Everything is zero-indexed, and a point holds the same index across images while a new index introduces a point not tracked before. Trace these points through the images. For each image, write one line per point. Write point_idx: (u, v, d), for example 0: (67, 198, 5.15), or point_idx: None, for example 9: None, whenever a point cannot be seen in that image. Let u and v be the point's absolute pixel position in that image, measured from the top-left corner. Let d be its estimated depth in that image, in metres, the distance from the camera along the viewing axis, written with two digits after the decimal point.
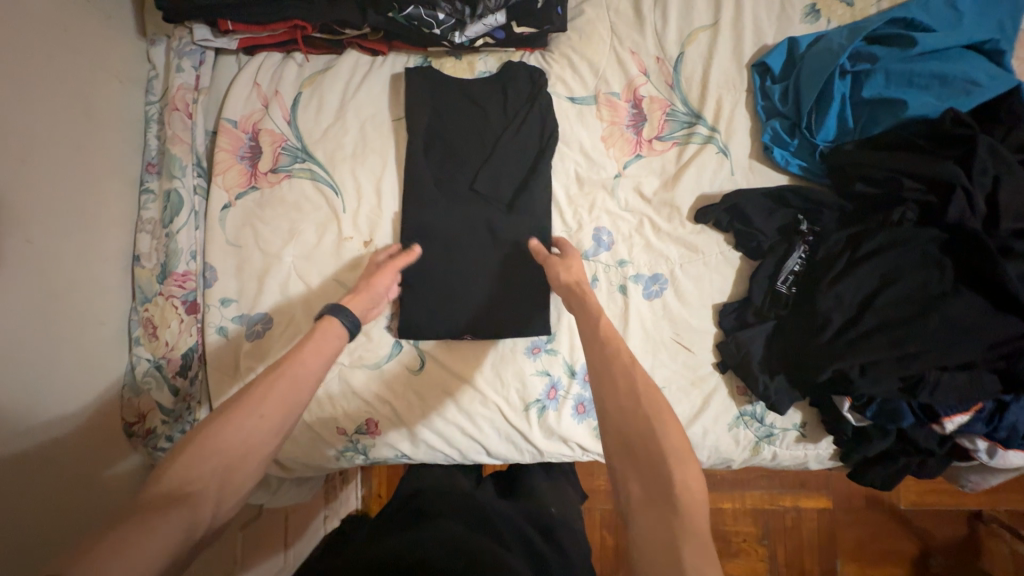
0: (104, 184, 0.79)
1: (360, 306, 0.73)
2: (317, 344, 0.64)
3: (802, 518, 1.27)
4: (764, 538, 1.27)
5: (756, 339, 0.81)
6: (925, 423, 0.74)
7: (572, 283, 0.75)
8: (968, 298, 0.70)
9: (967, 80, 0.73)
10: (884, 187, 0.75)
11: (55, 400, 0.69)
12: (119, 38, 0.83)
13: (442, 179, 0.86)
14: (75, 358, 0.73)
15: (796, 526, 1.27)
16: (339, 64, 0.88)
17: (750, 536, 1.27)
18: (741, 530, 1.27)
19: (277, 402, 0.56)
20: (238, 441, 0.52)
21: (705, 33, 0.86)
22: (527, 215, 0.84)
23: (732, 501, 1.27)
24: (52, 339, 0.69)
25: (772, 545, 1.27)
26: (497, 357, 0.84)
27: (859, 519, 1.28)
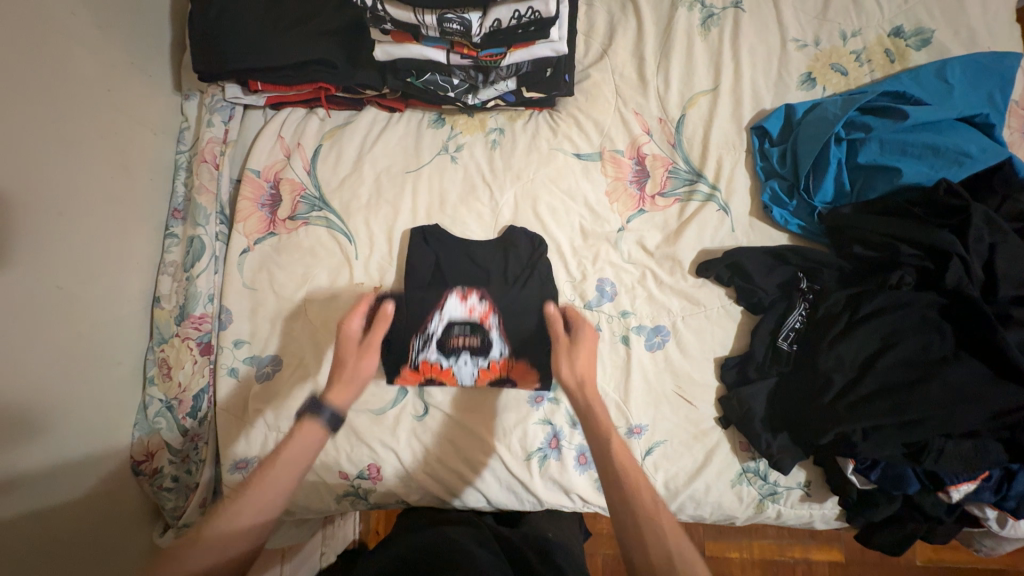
0: (133, 230, 0.83)
1: (346, 395, 0.70)
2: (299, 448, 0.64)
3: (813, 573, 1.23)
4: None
5: (757, 396, 0.81)
6: (931, 491, 0.73)
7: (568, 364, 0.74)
8: (968, 364, 0.71)
9: (959, 152, 0.75)
10: (881, 251, 0.77)
11: (68, 441, 0.71)
12: (157, 94, 0.89)
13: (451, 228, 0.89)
14: (92, 398, 0.76)
15: None
16: (358, 120, 0.94)
17: None
18: None
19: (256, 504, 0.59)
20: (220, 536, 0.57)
21: (705, 98, 0.91)
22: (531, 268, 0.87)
23: (739, 551, 1.23)
24: (71, 379, 0.72)
25: None
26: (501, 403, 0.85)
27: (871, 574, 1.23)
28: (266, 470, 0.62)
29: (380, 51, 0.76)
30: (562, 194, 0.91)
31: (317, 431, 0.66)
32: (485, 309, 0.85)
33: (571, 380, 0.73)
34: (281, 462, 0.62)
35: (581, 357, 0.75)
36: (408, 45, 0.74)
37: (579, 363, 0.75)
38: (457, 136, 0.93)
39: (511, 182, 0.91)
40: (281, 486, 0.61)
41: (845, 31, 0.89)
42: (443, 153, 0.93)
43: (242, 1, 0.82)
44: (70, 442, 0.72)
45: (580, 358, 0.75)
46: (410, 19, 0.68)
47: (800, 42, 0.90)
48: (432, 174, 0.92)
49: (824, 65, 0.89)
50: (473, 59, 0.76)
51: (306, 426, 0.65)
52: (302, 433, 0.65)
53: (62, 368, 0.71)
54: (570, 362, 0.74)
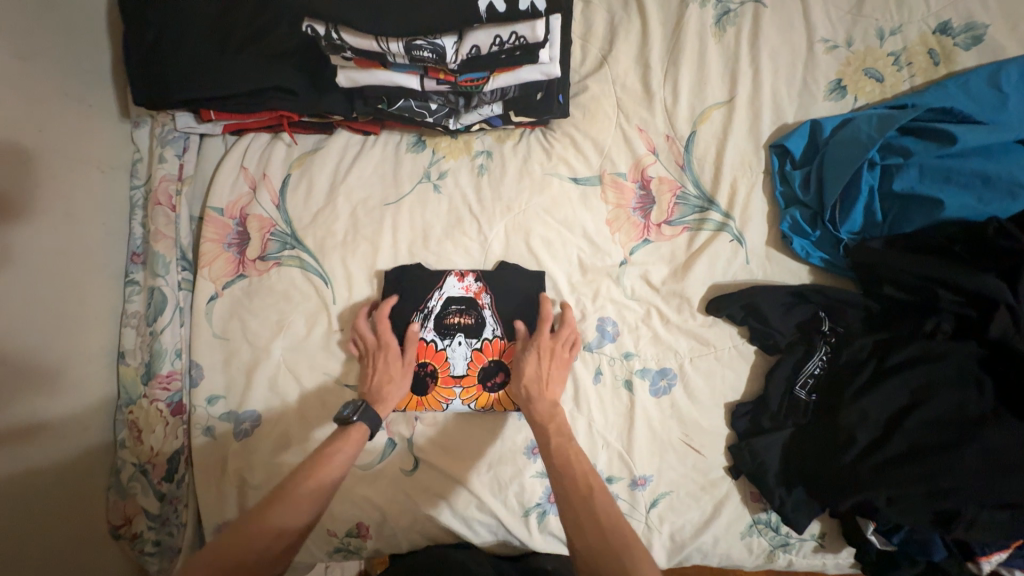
0: (87, 282, 0.76)
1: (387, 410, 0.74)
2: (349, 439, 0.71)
3: None
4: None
5: (772, 449, 0.75)
6: (960, 558, 0.68)
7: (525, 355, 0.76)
8: (1010, 426, 0.64)
9: (1013, 181, 0.66)
10: (914, 293, 0.69)
11: (40, 523, 0.66)
12: (100, 125, 0.79)
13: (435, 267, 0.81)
14: (60, 471, 0.71)
15: None
16: (329, 145, 0.84)
17: None
18: None
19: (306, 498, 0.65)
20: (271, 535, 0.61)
21: (719, 111, 0.80)
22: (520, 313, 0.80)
23: None
24: (35, 459, 0.66)
25: None
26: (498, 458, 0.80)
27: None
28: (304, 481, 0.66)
29: (343, 78, 0.66)
30: (557, 224, 0.82)
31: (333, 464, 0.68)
32: (480, 287, 0.80)
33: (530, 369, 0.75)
34: (320, 477, 0.66)
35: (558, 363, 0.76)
36: (375, 72, 0.64)
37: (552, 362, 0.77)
38: (439, 161, 0.83)
39: (500, 213, 0.82)
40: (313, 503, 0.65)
41: (882, 29, 0.77)
42: (424, 181, 0.83)
43: (183, 17, 0.71)
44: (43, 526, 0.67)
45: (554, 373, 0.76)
46: (373, 47, 0.58)
47: (830, 43, 0.78)
48: (414, 205, 0.82)
49: (857, 70, 0.77)
50: (451, 85, 0.65)
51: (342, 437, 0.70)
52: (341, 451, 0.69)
53: (25, 448, 0.65)
54: (541, 358, 0.76)
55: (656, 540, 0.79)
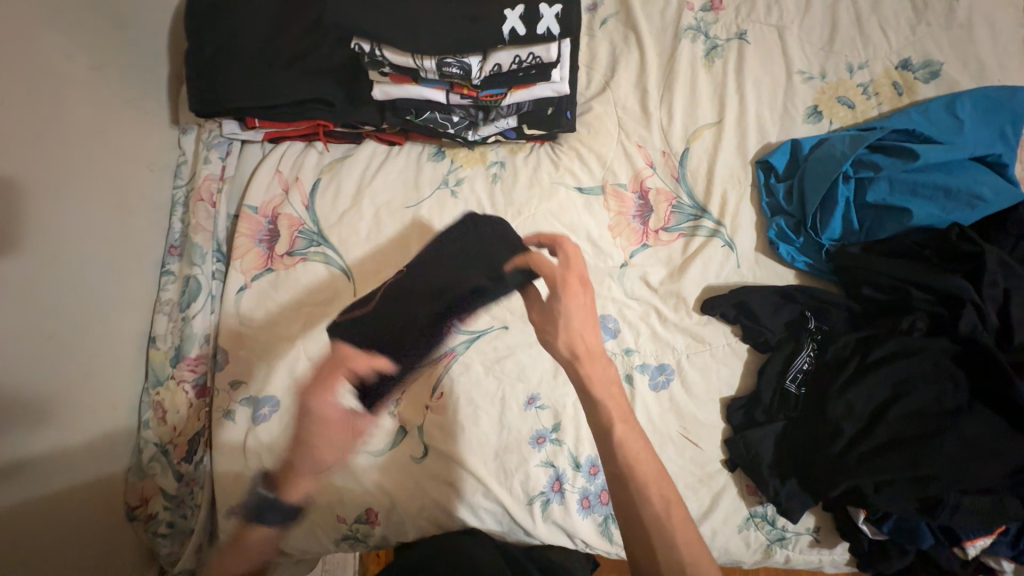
0: (129, 270, 0.83)
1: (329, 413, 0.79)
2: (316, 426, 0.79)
3: None
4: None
5: (765, 441, 0.79)
6: (947, 546, 0.70)
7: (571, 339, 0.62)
8: (983, 416, 0.69)
9: (971, 194, 0.74)
10: (890, 294, 0.76)
11: (66, 518, 0.72)
12: (154, 130, 0.88)
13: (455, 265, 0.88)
14: (88, 459, 0.76)
15: None
16: (357, 154, 0.93)
17: None
18: None
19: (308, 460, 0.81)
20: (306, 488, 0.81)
21: (709, 130, 0.89)
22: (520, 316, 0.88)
23: None
24: (58, 444, 0.71)
25: None
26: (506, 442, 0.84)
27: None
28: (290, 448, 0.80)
29: (378, 92, 0.75)
30: (564, 228, 0.89)
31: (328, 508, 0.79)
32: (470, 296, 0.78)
33: (568, 352, 0.62)
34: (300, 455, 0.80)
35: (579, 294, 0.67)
36: (406, 86, 0.73)
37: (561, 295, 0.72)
38: (457, 169, 0.92)
39: (511, 216, 0.89)
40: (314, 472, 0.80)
41: (851, 64, 0.87)
42: (442, 187, 0.91)
43: (239, 39, 0.81)
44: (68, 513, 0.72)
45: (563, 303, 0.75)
46: (409, 64, 0.67)
47: (806, 74, 0.88)
48: (432, 209, 0.90)
49: (831, 97, 0.87)
50: (473, 99, 0.74)
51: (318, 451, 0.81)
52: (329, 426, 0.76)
53: (50, 429, 0.70)
54: (563, 332, 0.63)
55: None
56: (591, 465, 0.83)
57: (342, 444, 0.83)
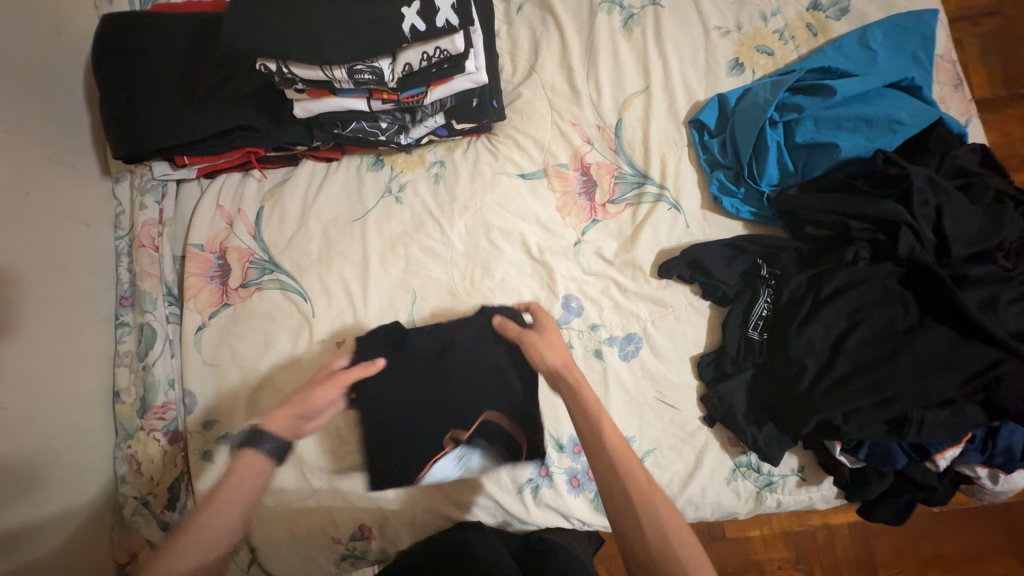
0: (82, 328, 0.82)
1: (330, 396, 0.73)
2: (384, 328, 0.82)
3: (835, 535, 1.14)
4: (799, 562, 1.12)
5: (737, 390, 0.80)
6: (920, 461, 0.73)
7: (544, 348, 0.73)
8: (935, 332, 0.70)
9: (891, 120, 0.76)
10: (832, 229, 0.77)
11: None
12: (85, 184, 0.87)
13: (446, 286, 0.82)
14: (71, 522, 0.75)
15: (829, 545, 1.14)
16: (296, 176, 0.92)
17: (784, 562, 1.12)
18: (773, 557, 1.13)
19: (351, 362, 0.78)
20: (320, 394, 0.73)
21: (639, 98, 0.90)
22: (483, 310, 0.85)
23: (759, 528, 1.13)
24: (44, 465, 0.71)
25: (809, 568, 1.12)
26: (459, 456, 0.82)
27: (905, 548, 1.14)
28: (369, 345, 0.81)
29: (299, 109, 0.74)
30: (512, 217, 0.89)
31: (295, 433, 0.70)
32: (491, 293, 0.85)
33: (555, 365, 0.71)
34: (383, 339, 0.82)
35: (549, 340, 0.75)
36: (326, 99, 0.73)
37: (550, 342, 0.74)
38: (398, 175, 0.91)
39: (459, 213, 0.89)
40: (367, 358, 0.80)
41: (764, 12, 0.89)
42: (386, 196, 0.91)
43: (158, 82, 0.81)
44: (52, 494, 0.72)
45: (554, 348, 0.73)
46: (320, 76, 0.66)
47: (723, 29, 0.89)
48: (379, 218, 0.89)
49: (750, 48, 0.88)
50: (395, 103, 0.74)
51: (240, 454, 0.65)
52: (234, 480, 0.62)
53: (37, 493, 0.70)
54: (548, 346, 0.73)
55: None
56: (574, 444, 0.84)
57: (326, 466, 0.82)
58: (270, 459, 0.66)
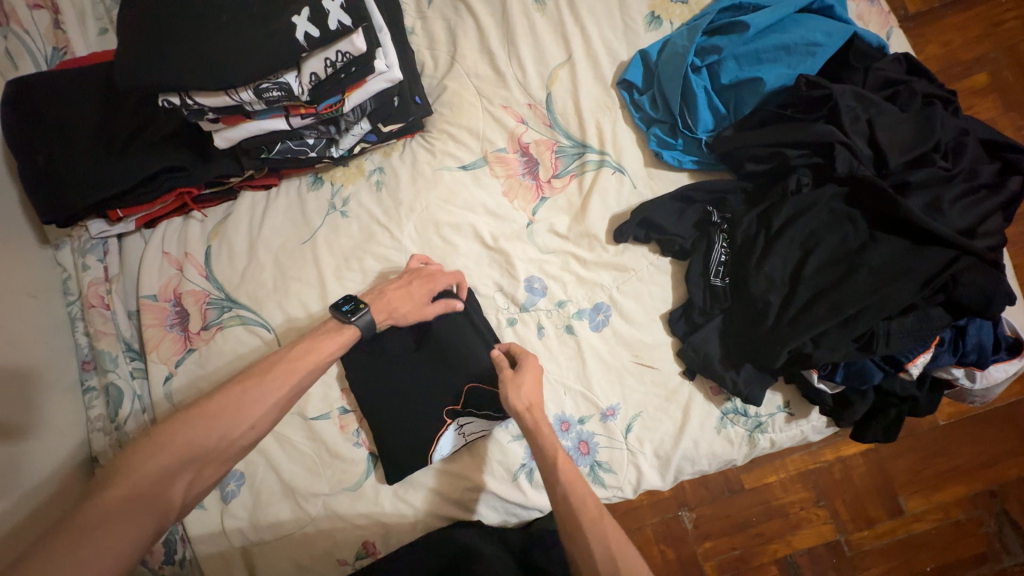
0: (48, 400, 0.80)
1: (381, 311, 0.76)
2: (326, 334, 0.71)
3: (850, 466, 1.14)
4: (820, 500, 1.13)
5: (710, 338, 0.80)
6: (895, 373, 0.73)
7: (518, 389, 0.73)
8: (888, 243, 0.71)
9: (808, 43, 0.76)
10: (772, 161, 0.77)
11: None
12: (25, 256, 0.85)
13: (419, 262, 0.84)
14: None
15: (846, 477, 1.14)
16: (237, 209, 0.91)
17: (805, 502, 1.13)
18: (794, 499, 1.13)
19: (263, 394, 0.61)
20: (218, 432, 0.57)
21: (564, 70, 0.89)
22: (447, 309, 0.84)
23: (774, 473, 1.14)
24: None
25: (830, 503, 1.13)
26: (455, 431, 0.81)
27: (921, 467, 1.14)
28: (275, 378, 0.63)
29: (220, 140, 0.73)
30: (459, 210, 0.88)
31: (358, 326, 0.73)
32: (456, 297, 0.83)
33: (522, 404, 0.72)
34: (293, 369, 0.64)
35: (534, 370, 0.76)
36: (243, 125, 0.72)
37: (530, 378, 0.75)
38: (340, 190, 0.90)
39: (406, 216, 0.88)
40: (278, 402, 0.62)
41: None
42: (332, 212, 0.89)
43: (77, 140, 0.80)
44: None
45: (526, 384, 0.74)
46: (228, 102, 0.65)
47: None
48: (328, 235, 0.88)
49: (663, 0, 0.88)
50: (315, 116, 0.73)
51: (342, 325, 0.72)
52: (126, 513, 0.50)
53: None
54: (520, 388, 0.73)
55: (643, 462, 0.82)
56: (562, 421, 0.83)
57: (321, 490, 0.82)
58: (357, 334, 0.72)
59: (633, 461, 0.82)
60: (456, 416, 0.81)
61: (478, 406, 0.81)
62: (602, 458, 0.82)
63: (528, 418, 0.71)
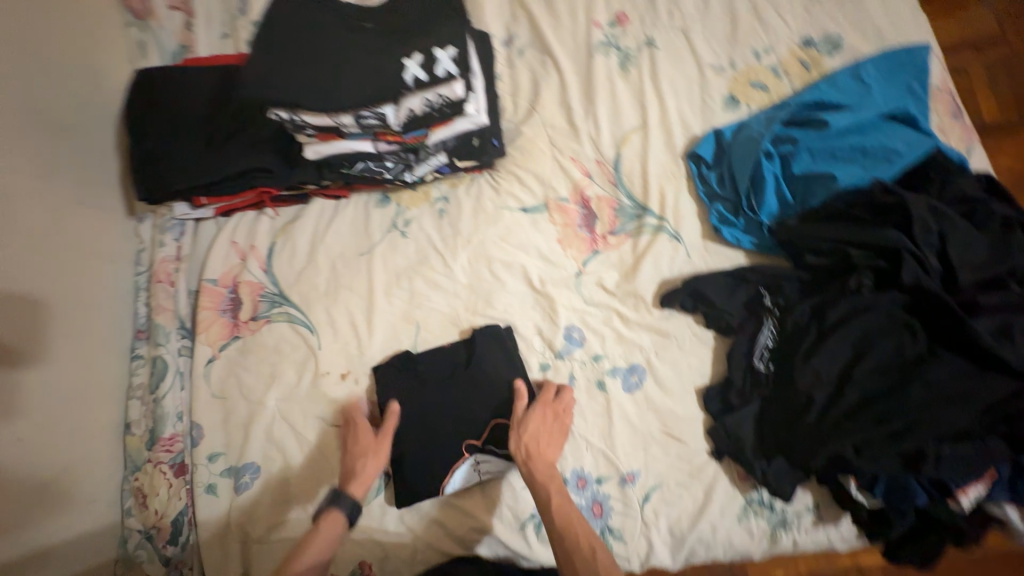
0: (100, 360, 0.85)
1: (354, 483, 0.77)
2: (317, 541, 0.72)
3: None
4: None
5: (745, 423, 0.78)
6: (940, 499, 0.69)
7: (524, 434, 0.76)
8: (948, 362, 0.69)
9: (886, 150, 0.78)
10: (834, 257, 0.77)
11: None
12: (111, 223, 0.92)
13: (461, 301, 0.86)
14: (75, 556, 0.75)
15: None
16: (306, 213, 0.96)
17: None
18: None
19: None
20: None
21: (636, 134, 0.93)
22: (484, 345, 0.85)
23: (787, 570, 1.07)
24: (46, 498, 0.72)
25: None
26: (472, 466, 0.81)
27: None
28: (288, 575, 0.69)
29: (309, 152, 0.77)
30: (513, 249, 0.91)
31: (338, 514, 0.74)
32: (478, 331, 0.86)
33: (524, 449, 0.75)
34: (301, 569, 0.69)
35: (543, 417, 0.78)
36: (334, 142, 0.76)
37: (539, 423, 0.77)
38: (404, 211, 0.94)
39: (462, 246, 0.91)
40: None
41: (756, 50, 0.93)
42: (392, 230, 0.93)
43: (182, 130, 0.87)
44: (55, 530, 0.72)
45: (533, 431, 0.77)
46: (328, 122, 0.70)
47: (717, 67, 0.93)
48: (385, 252, 0.92)
49: (744, 84, 0.91)
50: (400, 144, 0.77)
51: (322, 520, 0.74)
52: None
53: (45, 525, 0.71)
54: (525, 433, 0.76)
55: (656, 538, 0.79)
56: (578, 477, 0.81)
57: None
58: (342, 523, 0.74)
59: (646, 535, 0.79)
60: (474, 451, 0.81)
61: (499, 445, 0.82)
62: (614, 524, 0.80)
63: (530, 466, 0.74)
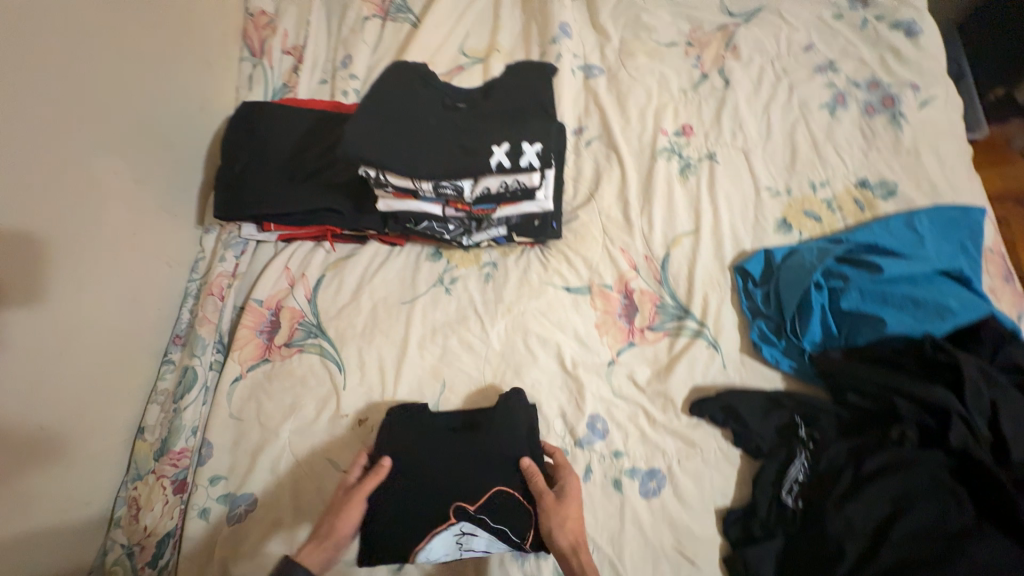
0: (134, 359, 0.87)
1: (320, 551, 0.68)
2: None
3: None
4: None
5: (764, 559, 0.73)
6: None
7: (563, 520, 0.71)
8: (993, 542, 0.66)
9: (939, 305, 0.78)
10: (877, 401, 0.76)
11: None
12: (180, 230, 0.97)
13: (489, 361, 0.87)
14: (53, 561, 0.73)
15: None
16: (361, 253, 1.00)
17: None
18: None
19: None
20: None
21: (687, 238, 0.96)
22: (505, 408, 0.81)
23: None
24: (47, 495, 0.72)
25: None
26: (457, 536, 0.72)
27: None
28: None
29: (382, 204, 0.82)
30: (551, 325, 0.92)
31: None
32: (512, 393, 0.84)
33: (567, 542, 0.70)
34: None
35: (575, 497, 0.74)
36: (407, 201, 0.81)
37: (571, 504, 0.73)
38: (452, 269, 0.98)
39: (501, 313, 0.93)
40: None
41: (813, 182, 0.97)
42: (438, 285, 0.96)
43: (269, 161, 0.94)
44: (42, 529, 0.71)
45: (570, 516, 0.72)
46: (408, 185, 0.76)
47: (773, 190, 0.97)
48: (426, 305, 0.94)
49: (798, 211, 0.95)
50: (467, 213, 0.82)
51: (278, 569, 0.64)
52: None
53: (36, 522, 0.70)
54: (564, 518, 0.71)
55: None
56: None
57: None
58: None
59: None
60: (463, 516, 0.72)
61: (493, 517, 0.72)
62: None
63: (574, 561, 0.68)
